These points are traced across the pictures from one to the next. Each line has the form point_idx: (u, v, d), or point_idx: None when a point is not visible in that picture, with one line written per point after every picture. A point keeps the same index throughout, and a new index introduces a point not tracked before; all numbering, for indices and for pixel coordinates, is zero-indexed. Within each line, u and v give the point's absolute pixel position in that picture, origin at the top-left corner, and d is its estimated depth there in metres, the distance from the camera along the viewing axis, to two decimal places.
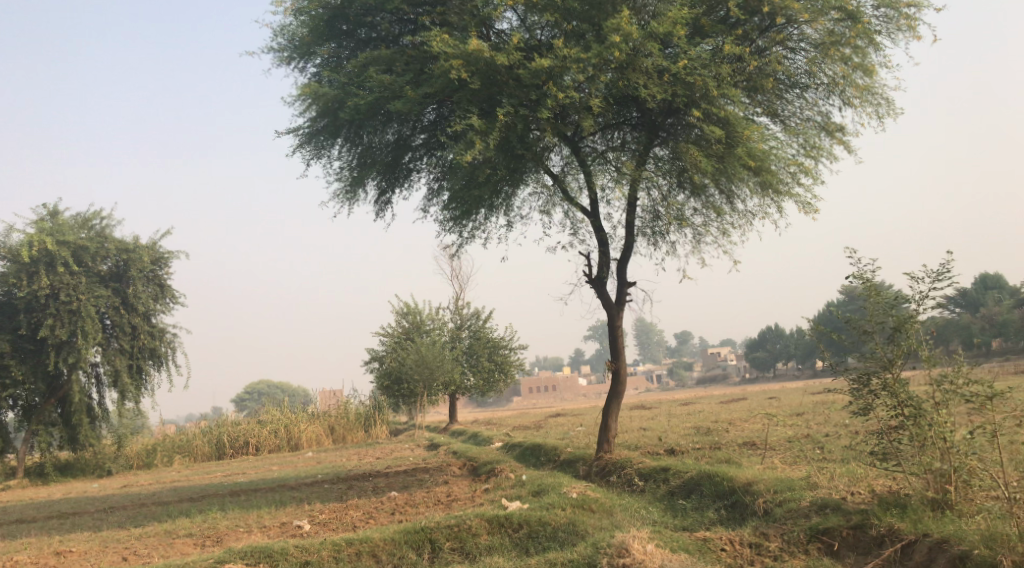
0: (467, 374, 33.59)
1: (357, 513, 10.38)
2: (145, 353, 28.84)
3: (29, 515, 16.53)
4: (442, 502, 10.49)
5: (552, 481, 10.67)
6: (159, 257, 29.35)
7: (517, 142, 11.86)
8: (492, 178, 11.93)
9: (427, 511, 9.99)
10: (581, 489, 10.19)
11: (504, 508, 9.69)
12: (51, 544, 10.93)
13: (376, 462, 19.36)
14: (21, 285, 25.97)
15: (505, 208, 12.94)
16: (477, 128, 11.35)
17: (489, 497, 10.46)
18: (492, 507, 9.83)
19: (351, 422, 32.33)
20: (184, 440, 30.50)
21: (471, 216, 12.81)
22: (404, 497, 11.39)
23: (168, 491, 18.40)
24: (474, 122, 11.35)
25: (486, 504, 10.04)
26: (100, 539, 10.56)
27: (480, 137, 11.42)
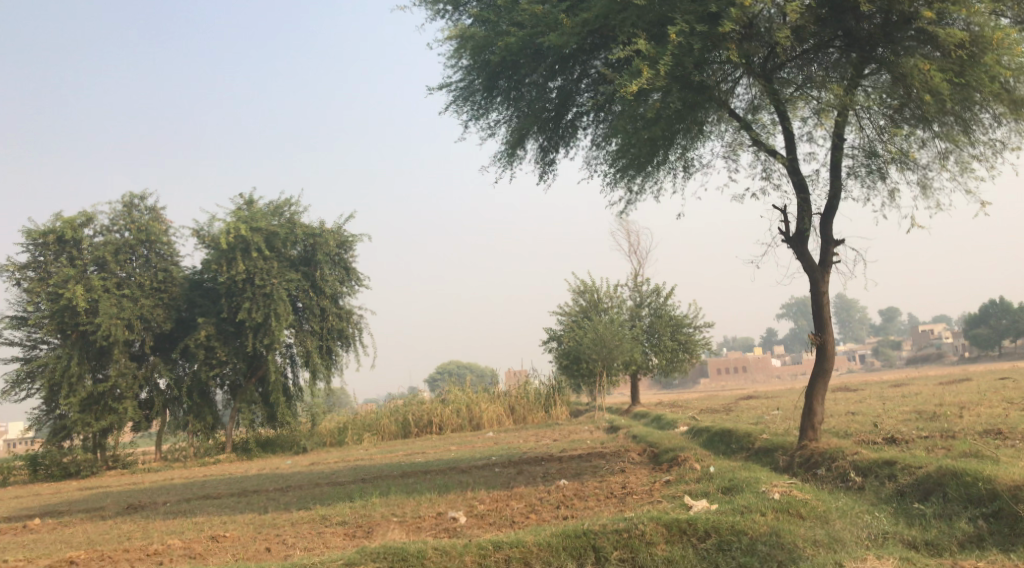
0: (649, 354, 32.06)
1: (519, 504, 9.30)
2: (334, 335, 29.24)
3: (215, 491, 16.77)
4: (615, 495, 9.16)
5: (748, 475, 9.04)
6: (345, 240, 29.60)
7: (694, 69, 10.43)
8: (666, 111, 10.53)
9: (598, 507, 8.67)
10: (783, 487, 8.52)
11: (688, 509, 8.21)
12: (222, 523, 10.64)
13: (553, 444, 18.28)
14: (221, 270, 27.11)
15: (682, 154, 11.38)
16: (646, 53, 10.06)
17: (671, 493, 8.98)
18: (674, 506, 8.39)
19: (532, 402, 31.59)
20: (372, 418, 30.93)
21: (642, 165, 11.35)
22: (575, 486, 10.19)
23: (346, 470, 18.18)
24: (642, 45, 10.06)
25: (671, 501, 8.61)
26: (270, 522, 10.11)
27: (650, 64, 10.12)
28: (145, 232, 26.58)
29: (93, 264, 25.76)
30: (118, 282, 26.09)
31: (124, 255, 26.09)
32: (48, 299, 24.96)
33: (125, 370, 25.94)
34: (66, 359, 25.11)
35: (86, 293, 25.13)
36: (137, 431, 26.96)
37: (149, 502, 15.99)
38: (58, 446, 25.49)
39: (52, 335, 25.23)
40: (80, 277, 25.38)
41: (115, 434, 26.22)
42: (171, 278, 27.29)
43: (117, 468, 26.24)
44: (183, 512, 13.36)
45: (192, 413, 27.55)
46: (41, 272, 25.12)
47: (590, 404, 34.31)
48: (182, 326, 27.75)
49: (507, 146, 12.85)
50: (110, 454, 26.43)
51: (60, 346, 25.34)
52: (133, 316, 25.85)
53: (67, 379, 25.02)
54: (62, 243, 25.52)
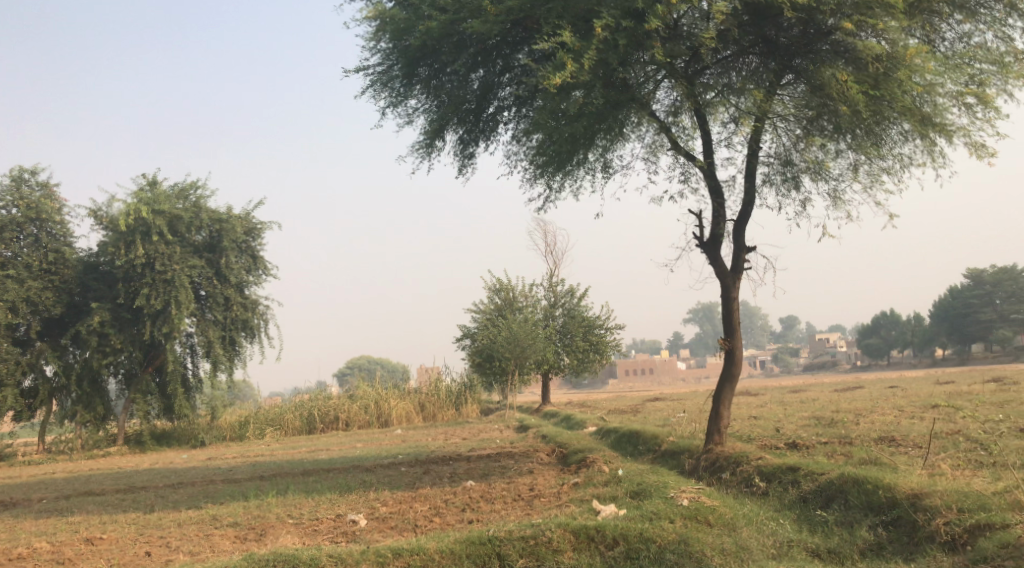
0: (561, 354, 32.10)
1: (423, 506, 9.02)
2: (239, 325, 28.24)
3: (102, 486, 15.90)
4: (522, 498, 8.95)
5: (656, 479, 8.96)
6: (253, 227, 28.63)
7: (618, 67, 10.39)
8: (589, 107, 10.45)
9: (504, 511, 8.46)
10: (691, 493, 8.46)
11: (596, 514, 8.07)
12: (99, 524, 10.04)
13: (461, 443, 17.99)
14: (119, 254, 25.85)
15: (602, 152, 11.30)
16: (571, 46, 9.98)
17: (579, 496, 8.83)
18: (581, 510, 8.24)
19: (441, 400, 31.24)
20: (276, 412, 30.05)
21: (562, 161, 11.22)
22: (481, 487, 9.96)
23: (245, 466, 17.49)
24: (567, 38, 9.97)
25: (579, 505, 8.46)
26: (151, 522, 9.61)
27: (574, 57, 10.04)
28: (36, 209, 25.17)
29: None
30: (4, 262, 24.59)
31: (11, 234, 24.65)
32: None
33: (6, 355, 24.18)
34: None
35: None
36: (18, 421, 25.28)
37: (26, 498, 15.01)
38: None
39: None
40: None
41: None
42: (64, 260, 25.86)
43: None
44: (63, 510, 12.56)
45: (82, 403, 26.18)
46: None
47: (501, 403, 34.14)
48: (76, 312, 26.38)
49: (426, 135, 12.56)
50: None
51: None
52: (20, 299, 24.39)
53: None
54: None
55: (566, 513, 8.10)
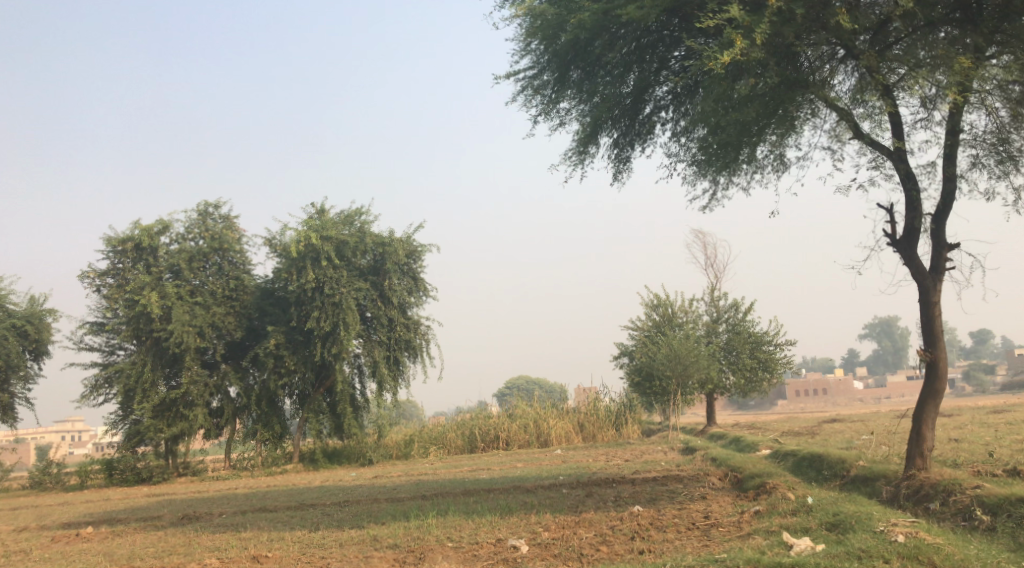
0: (725, 372, 30.63)
1: (588, 531, 8.39)
2: (402, 345, 28.50)
3: (272, 503, 16.21)
4: (697, 526, 8.10)
5: (858, 509, 7.90)
6: (414, 249, 28.83)
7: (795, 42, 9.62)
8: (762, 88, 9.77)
9: (679, 540, 7.66)
10: (906, 527, 7.33)
11: (790, 549, 7.17)
12: (275, 544, 9.95)
13: (625, 465, 17.18)
14: (292, 278, 26.90)
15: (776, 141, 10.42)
16: (740, 21, 9.27)
17: (765, 527, 7.91)
18: (771, 543, 7.36)
19: (602, 420, 30.45)
20: (439, 432, 30.18)
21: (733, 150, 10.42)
22: (652, 513, 9.20)
23: (408, 485, 17.43)
24: (736, 13, 9.27)
25: (767, 536, 7.57)
26: (315, 542, 9.58)
27: (744, 33, 9.35)
28: (219, 240, 26.59)
29: (169, 271, 25.99)
30: (192, 289, 26.06)
31: (198, 263, 26.14)
32: (125, 305, 25.38)
33: (196, 377, 25.78)
34: (141, 365, 25.43)
35: (161, 300, 25.30)
36: (207, 439, 26.92)
37: (204, 512, 15.52)
38: (132, 452, 25.59)
39: (129, 341, 25.58)
40: (156, 285, 25.56)
41: (186, 441, 26.15)
42: (243, 286, 27.13)
43: (187, 475, 26.20)
44: (235, 525, 12.78)
45: (261, 422, 27.26)
46: (119, 279, 25.62)
47: (663, 424, 32.93)
48: (254, 335, 27.59)
49: (580, 139, 12.01)
50: (181, 461, 26.37)
51: (136, 352, 25.65)
52: (206, 324, 25.75)
53: (141, 386, 25.25)
54: (140, 250, 25.81)
55: (755, 547, 7.25)
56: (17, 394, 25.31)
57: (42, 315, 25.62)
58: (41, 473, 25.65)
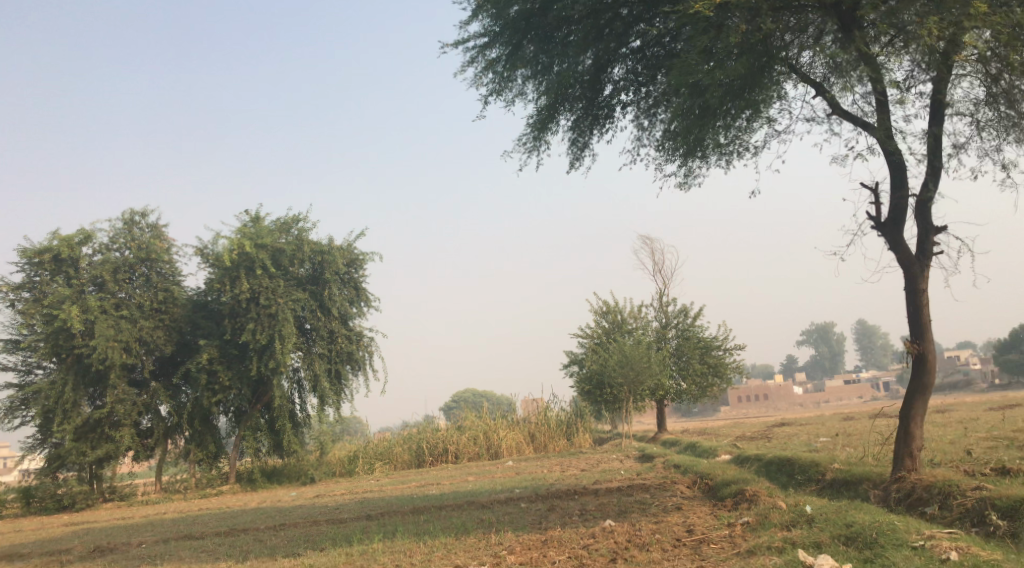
0: (677, 378, 29.93)
1: (565, 552, 8.02)
2: (343, 358, 27.01)
3: (201, 529, 14.80)
4: (687, 543, 7.83)
5: (872, 519, 7.67)
6: (355, 258, 27.44)
7: None
8: (749, 37, 9.70)
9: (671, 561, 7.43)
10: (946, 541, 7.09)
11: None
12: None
13: (583, 476, 16.19)
14: (225, 289, 25.34)
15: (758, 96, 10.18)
16: None
17: (762, 542, 7.70)
18: (783, 562, 7.16)
19: (552, 430, 29.45)
20: (384, 446, 28.82)
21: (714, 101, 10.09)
22: (628, 531, 8.30)
23: (351, 504, 16.17)
24: None
25: (773, 556, 7.38)
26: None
27: None
28: (146, 250, 24.97)
29: (92, 284, 24.30)
30: (118, 303, 24.40)
31: (124, 275, 24.49)
32: (43, 320, 23.54)
33: (123, 396, 24.13)
34: (62, 385, 23.61)
35: (83, 314, 23.57)
36: (136, 461, 25.22)
37: (127, 542, 14.13)
38: (52, 479, 23.71)
39: (47, 359, 23.77)
40: (78, 298, 23.84)
41: (114, 465, 24.42)
42: (173, 298, 25.47)
43: (114, 501, 24.44)
44: (158, 556, 11.42)
45: (194, 441, 25.59)
46: (36, 293, 23.79)
47: (614, 432, 32.03)
48: (186, 350, 25.93)
49: (539, 116, 11.12)
50: (108, 486, 24.60)
51: (56, 371, 23.86)
52: (132, 339, 24.10)
53: (62, 406, 23.44)
54: (60, 262, 24.05)
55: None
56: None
57: None
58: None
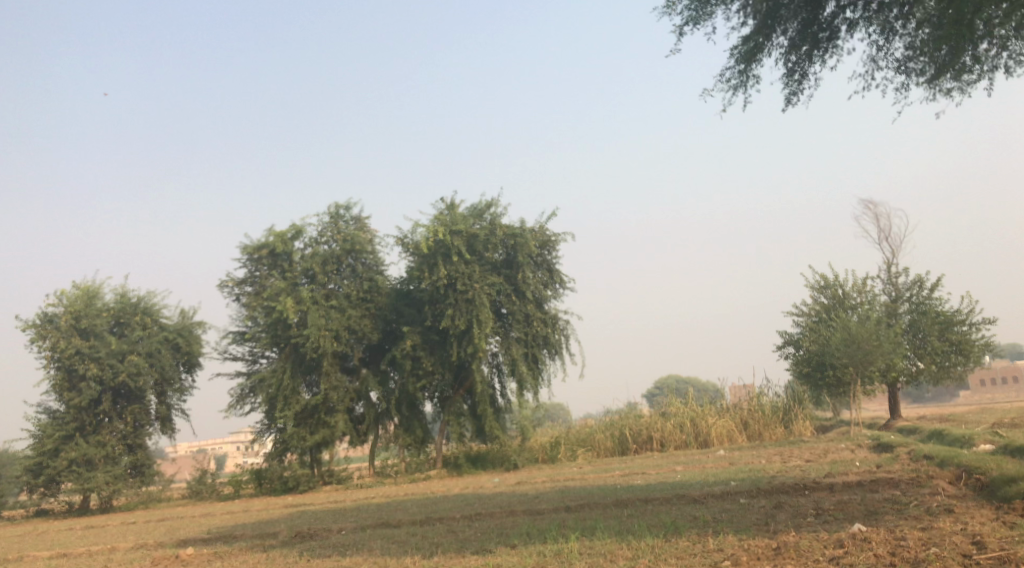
0: (911, 358, 26.67)
1: (812, 565, 6.94)
2: (540, 342, 25.92)
3: (398, 517, 14.22)
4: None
5: None
6: (548, 240, 26.20)
7: None
8: None
9: None
10: None
11: None
12: None
13: (810, 467, 14.18)
14: (423, 277, 25.05)
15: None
16: None
17: None
18: None
19: (768, 417, 27.08)
20: (587, 433, 27.68)
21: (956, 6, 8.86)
22: (893, 547, 7.12)
23: (551, 494, 15.05)
24: None
25: None
26: None
27: None
28: (351, 241, 25.17)
29: (304, 276, 24.87)
30: (328, 294, 24.85)
31: (332, 267, 24.88)
32: (263, 313, 24.49)
33: (337, 382, 24.51)
34: (282, 372, 24.47)
35: (296, 306, 24.22)
36: (352, 446, 25.65)
37: (326, 528, 13.79)
38: (279, 461, 24.60)
39: (269, 348, 24.74)
40: (292, 290, 24.53)
41: (331, 450, 24.95)
42: (378, 288, 25.61)
43: (332, 483, 24.98)
44: (352, 545, 10.79)
45: (402, 426, 25.73)
46: (257, 287, 24.80)
47: (836, 419, 28.96)
48: (392, 337, 26.02)
49: (751, 48, 10.37)
50: (326, 469, 25.20)
51: (277, 360, 24.81)
52: (341, 327, 24.42)
53: (283, 393, 24.25)
54: (275, 257, 24.89)
55: None
56: (174, 405, 24.58)
57: (192, 327, 24.88)
58: (197, 483, 25.14)
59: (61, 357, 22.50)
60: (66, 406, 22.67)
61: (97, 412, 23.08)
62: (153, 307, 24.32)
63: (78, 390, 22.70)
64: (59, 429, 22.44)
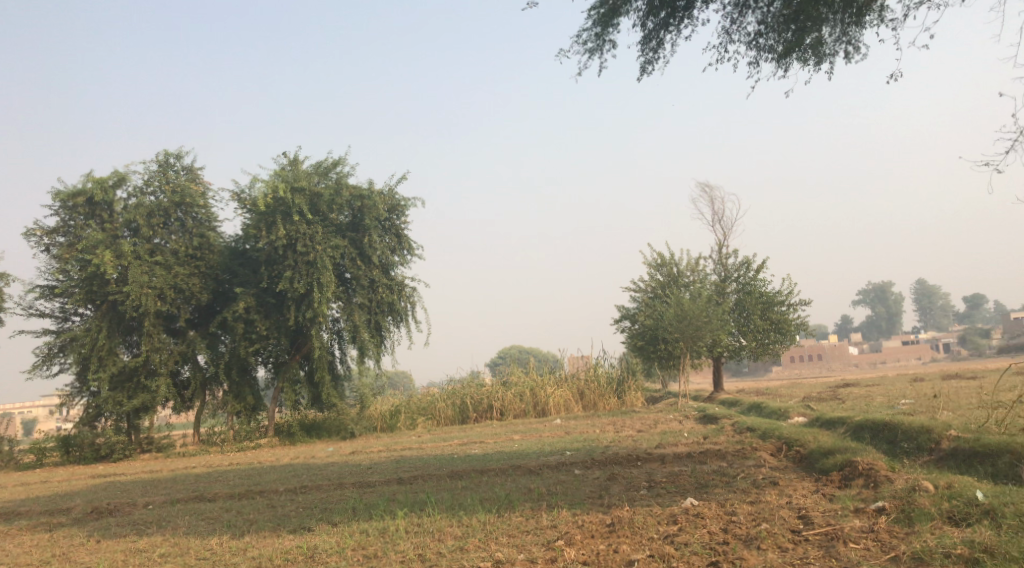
0: (736, 335, 27.86)
1: (646, 545, 6.81)
2: (385, 308, 25.22)
3: (216, 489, 13.27)
4: (808, 547, 6.73)
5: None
6: (396, 204, 25.40)
7: None
8: None
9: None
10: None
11: None
12: None
13: (642, 437, 14.36)
14: (260, 235, 23.69)
15: None
16: None
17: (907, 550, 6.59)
18: None
19: (602, 388, 27.56)
20: (427, 401, 27.26)
21: None
22: (723, 524, 7.12)
23: (383, 464, 14.54)
24: None
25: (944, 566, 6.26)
26: None
27: None
28: (181, 194, 23.49)
29: (126, 229, 22.95)
30: (152, 249, 23.01)
31: (158, 220, 23.05)
32: (78, 266, 22.48)
33: (161, 344, 22.85)
34: (97, 332, 22.56)
35: (116, 260, 22.34)
36: (177, 412, 24.06)
37: (133, 502, 12.67)
38: (90, 428, 22.79)
39: (83, 305, 22.75)
40: (112, 243, 22.59)
41: (152, 415, 23.31)
42: (209, 245, 24.01)
43: (152, 451, 23.38)
44: (156, 523, 9.86)
45: (232, 392, 24.35)
46: (70, 237, 22.66)
47: (666, 391, 29.92)
48: (223, 298, 24.52)
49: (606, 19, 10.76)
50: (145, 436, 23.50)
51: (92, 318, 22.80)
52: (166, 286, 22.75)
53: (98, 353, 22.39)
54: (94, 206, 22.84)
55: None
56: None
57: None
58: None
59: None
60: None
61: None
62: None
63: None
64: None
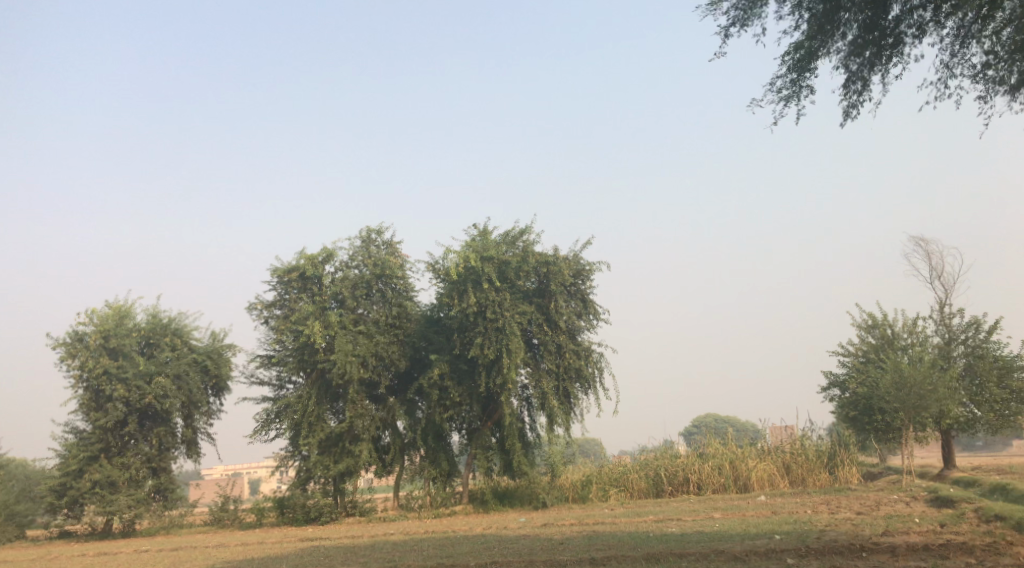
0: (966, 404, 24.88)
1: None
2: (573, 375, 24.55)
3: (408, 561, 13.00)
4: None
5: None
6: (581, 268, 24.89)
7: None
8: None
9: None
10: None
11: None
12: None
13: (864, 522, 12.75)
14: (453, 303, 23.98)
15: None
16: None
17: None
18: None
19: (812, 462, 25.32)
20: (620, 472, 26.15)
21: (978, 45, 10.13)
22: None
23: (577, 540, 13.77)
24: None
25: None
26: None
27: None
28: (381, 266, 24.24)
29: (333, 300, 23.96)
30: (356, 319, 23.87)
31: (362, 291, 23.92)
32: (292, 337, 23.65)
33: (363, 411, 23.39)
34: (307, 398, 23.53)
35: (324, 330, 23.30)
36: (378, 477, 24.44)
37: None
38: (302, 490, 23.44)
39: (296, 374, 23.85)
40: (320, 315, 23.63)
41: (355, 480, 23.78)
42: (407, 314, 24.54)
43: (355, 515, 23.74)
44: None
45: (428, 458, 24.36)
46: (286, 310, 23.93)
47: (885, 467, 27.15)
48: (420, 365, 24.87)
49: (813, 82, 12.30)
50: (349, 500, 23.95)
51: (303, 386, 23.82)
52: (369, 353, 23.36)
53: (308, 419, 23.30)
54: (305, 280, 24.05)
55: None
56: (201, 429, 23.64)
57: (222, 348, 23.92)
58: (219, 510, 24.07)
59: (90, 377, 21.75)
60: (92, 426, 21.90)
61: (122, 434, 22.18)
62: (184, 328, 23.54)
63: (105, 411, 21.93)
64: (84, 450, 21.61)
